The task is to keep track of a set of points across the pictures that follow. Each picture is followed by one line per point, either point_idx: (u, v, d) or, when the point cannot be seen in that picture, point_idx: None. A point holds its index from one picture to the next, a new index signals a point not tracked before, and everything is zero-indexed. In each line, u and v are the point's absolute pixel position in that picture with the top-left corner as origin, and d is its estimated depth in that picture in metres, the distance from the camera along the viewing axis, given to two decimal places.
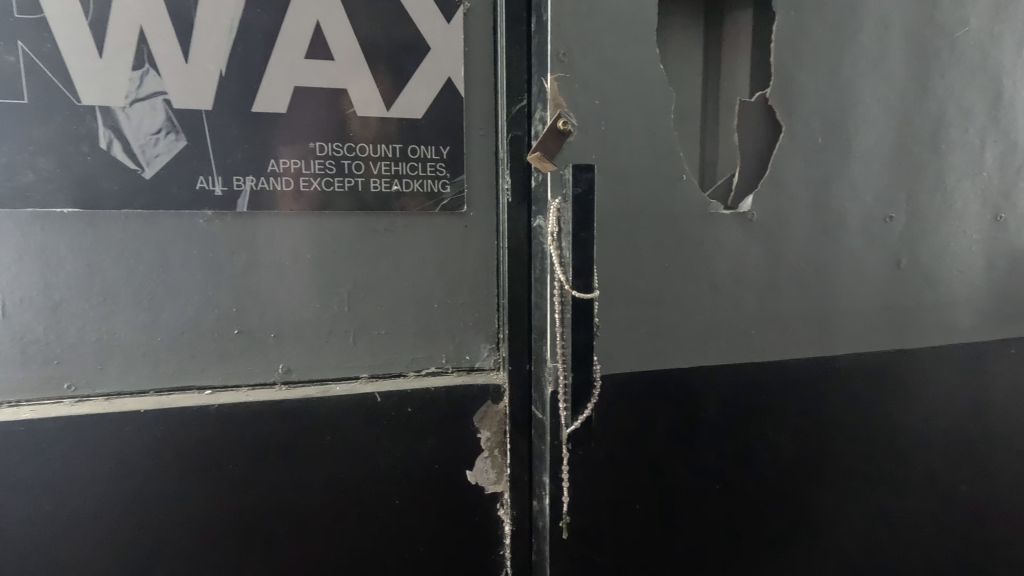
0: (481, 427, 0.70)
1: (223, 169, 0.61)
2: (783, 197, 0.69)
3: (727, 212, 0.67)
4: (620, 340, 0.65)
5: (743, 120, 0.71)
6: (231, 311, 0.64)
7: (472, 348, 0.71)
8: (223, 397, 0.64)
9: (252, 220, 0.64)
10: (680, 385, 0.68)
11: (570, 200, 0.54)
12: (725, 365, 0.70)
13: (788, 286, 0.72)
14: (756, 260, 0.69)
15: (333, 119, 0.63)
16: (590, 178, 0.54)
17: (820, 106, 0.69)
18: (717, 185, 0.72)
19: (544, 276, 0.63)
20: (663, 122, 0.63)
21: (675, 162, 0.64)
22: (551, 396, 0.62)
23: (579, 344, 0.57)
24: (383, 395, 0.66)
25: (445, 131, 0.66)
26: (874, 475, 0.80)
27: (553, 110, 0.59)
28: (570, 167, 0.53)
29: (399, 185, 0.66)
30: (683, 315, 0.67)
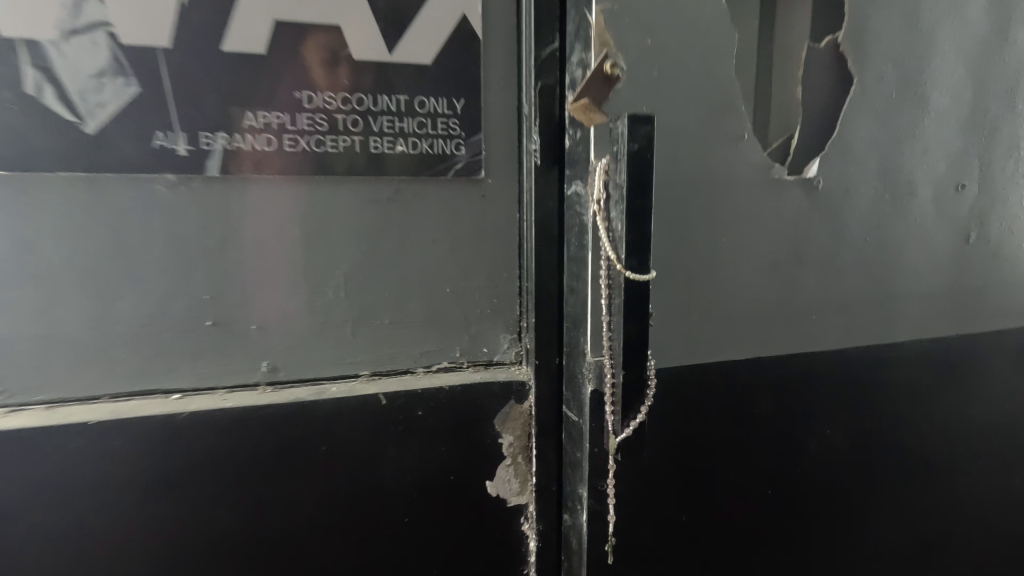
0: (504, 431, 0.60)
1: (188, 124, 0.50)
2: (852, 160, 0.59)
3: (791, 179, 0.57)
4: (668, 329, 0.55)
5: (806, 72, 0.60)
6: (202, 299, 0.53)
7: (491, 340, 0.61)
8: (195, 403, 0.52)
9: (227, 188, 0.52)
10: (734, 379, 0.59)
11: (626, 157, 0.44)
12: (782, 356, 0.61)
13: (853, 265, 0.62)
14: (821, 234, 0.60)
15: (324, 63, 0.52)
16: (649, 133, 0.44)
17: (896, 55, 0.59)
18: (777, 143, 0.60)
19: (582, 254, 0.53)
20: (722, 70, 0.53)
21: (736, 118, 0.54)
22: (592, 396, 0.53)
23: (631, 335, 0.47)
24: (388, 396, 0.56)
25: (458, 80, 0.55)
26: (931, 475, 0.72)
27: (597, 49, 0.48)
28: (626, 119, 0.43)
29: (404, 146, 0.55)
30: (738, 299, 0.58)
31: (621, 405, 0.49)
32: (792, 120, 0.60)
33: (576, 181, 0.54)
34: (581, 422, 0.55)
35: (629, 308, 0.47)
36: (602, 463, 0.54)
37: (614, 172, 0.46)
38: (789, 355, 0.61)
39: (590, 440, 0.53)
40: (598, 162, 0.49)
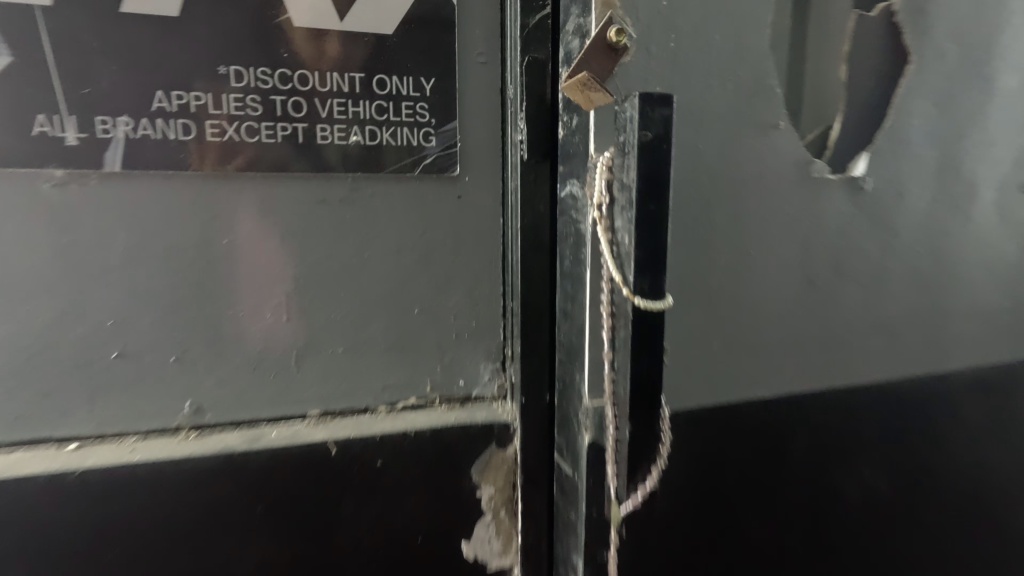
0: (482, 483, 0.49)
1: (79, 105, 0.39)
2: (897, 158, 0.50)
3: (835, 179, 0.48)
4: (682, 359, 0.46)
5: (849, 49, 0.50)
6: (107, 324, 0.42)
7: (469, 372, 0.50)
8: (95, 455, 0.42)
9: (133, 186, 0.41)
10: (761, 420, 0.49)
11: (636, 151, 0.34)
12: (819, 391, 0.51)
13: (904, 281, 0.52)
14: (866, 245, 0.50)
15: (255, 30, 0.41)
16: (668, 117, 0.34)
17: (955, 33, 0.50)
18: (814, 133, 0.48)
19: (579, 271, 0.43)
20: (753, 43, 0.44)
21: (770, 105, 0.45)
22: (591, 448, 0.43)
23: (642, 377, 0.37)
24: (338, 444, 0.46)
25: (427, 56, 0.45)
26: (992, 531, 0.61)
27: (600, 12, 0.39)
28: (637, 97, 0.33)
29: (359, 136, 0.45)
30: (767, 324, 0.48)
31: (626, 464, 0.38)
32: (836, 104, 0.49)
33: (572, 180, 0.44)
34: (577, 477, 0.45)
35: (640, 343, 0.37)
36: (600, 532, 0.43)
37: (620, 170, 0.36)
38: (828, 389, 0.51)
39: (586, 503, 0.43)
40: (597, 158, 0.40)
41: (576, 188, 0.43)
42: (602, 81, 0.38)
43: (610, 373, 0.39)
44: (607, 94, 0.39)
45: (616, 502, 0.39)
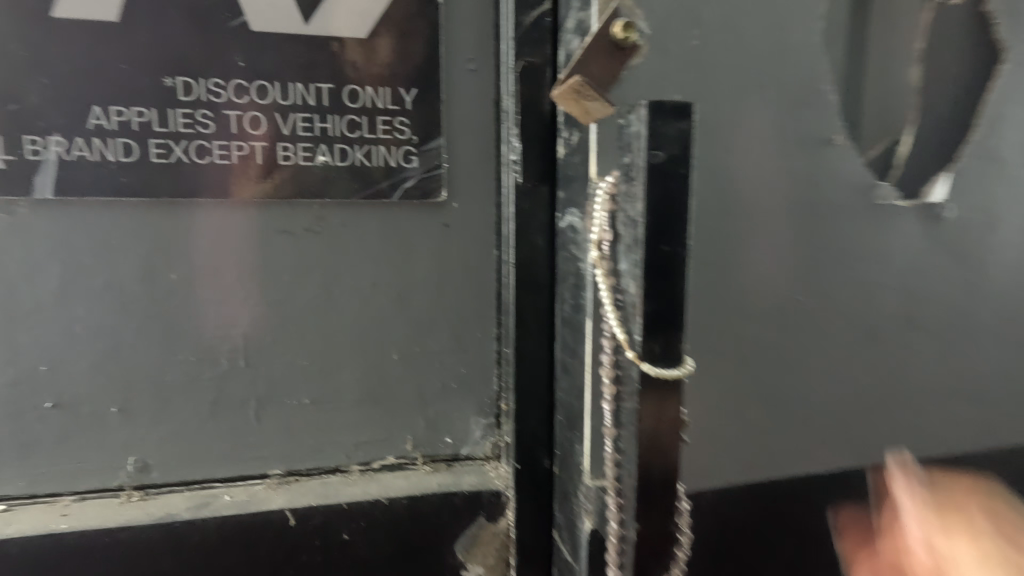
0: (469, 561, 0.42)
1: (5, 124, 0.34)
2: (976, 184, 0.45)
3: (903, 203, 0.43)
4: (726, 403, 0.41)
5: (905, 56, 0.44)
6: (39, 371, 0.37)
7: (457, 428, 0.43)
8: (22, 519, 0.37)
9: (70, 215, 0.36)
10: (800, 483, 0.43)
11: (644, 176, 0.27)
12: (871, 447, 0.45)
13: (975, 325, 0.46)
14: (929, 284, 0.45)
15: (206, 37, 0.36)
16: (687, 131, 0.27)
17: None
18: (876, 151, 0.43)
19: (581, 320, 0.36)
20: (802, 50, 0.39)
21: (825, 118, 0.40)
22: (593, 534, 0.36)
23: (654, 463, 0.30)
24: (297, 514, 0.39)
25: (407, 62, 0.39)
26: None
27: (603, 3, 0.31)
28: (643, 106, 0.26)
29: (327, 155, 0.38)
30: (823, 366, 0.43)
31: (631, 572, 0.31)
32: (899, 120, 0.44)
33: (572, 209, 0.38)
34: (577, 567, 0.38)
35: (647, 421, 0.29)
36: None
37: (625, 201, 0.29)
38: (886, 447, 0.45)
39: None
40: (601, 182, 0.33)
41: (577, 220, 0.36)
42: (601, 88, 0.31)
43: (613, 453, 0.32)
44: (605, 108, 0.31)
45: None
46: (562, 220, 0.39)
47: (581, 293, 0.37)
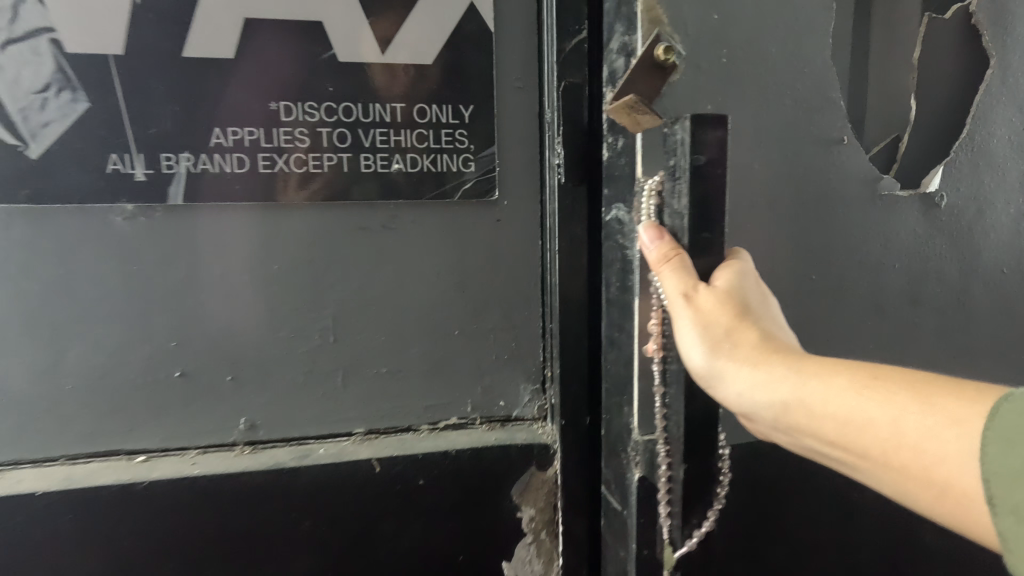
0: (523, 504, 0.50)
1: (146, 144, 0.42)
2: (965, 172, 0.51)
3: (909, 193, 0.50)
4: None
5: (898, 65, 0.50)
6: (169, 346, 0.45)
7: (509, 393, 0.51)
8: (160, 468, 0.45)
9: (193, 218, 0.44)
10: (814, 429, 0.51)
11: (685, 174, 0.34)
12: None
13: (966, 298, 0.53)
14: (922, 263, 0.51)
15: (300, 68, 0.43)
16: (721, 138, 0.34)
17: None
18: (880, 146, 0.50)
19: (626, 300, 0.43)
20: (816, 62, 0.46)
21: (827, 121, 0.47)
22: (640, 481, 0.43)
23: (696, 413, 0.37)
24: (382, 462, 0.47)
25: (467, 83, 0.46)
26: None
27: (647, 27, 0.38)
28: (687, 120, 0.33)
29: (400, 163, 0.46)
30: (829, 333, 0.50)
31: (679, 506, 0.38)
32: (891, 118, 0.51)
33: (618, 204, 0.44)
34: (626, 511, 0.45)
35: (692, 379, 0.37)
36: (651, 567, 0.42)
37: (669, 196, 0.36)
38: None
39: (636, 540, 0.42)
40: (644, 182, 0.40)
41: (622, 212, 0.43)
42: (648, 102, 0.38)
43: (660, 408, 0.39)
44: (654, 115, 0.38)
45: (670, 544, 0.39)
46: (607, 214, 0.45)
47: (629, 277, 0.43)
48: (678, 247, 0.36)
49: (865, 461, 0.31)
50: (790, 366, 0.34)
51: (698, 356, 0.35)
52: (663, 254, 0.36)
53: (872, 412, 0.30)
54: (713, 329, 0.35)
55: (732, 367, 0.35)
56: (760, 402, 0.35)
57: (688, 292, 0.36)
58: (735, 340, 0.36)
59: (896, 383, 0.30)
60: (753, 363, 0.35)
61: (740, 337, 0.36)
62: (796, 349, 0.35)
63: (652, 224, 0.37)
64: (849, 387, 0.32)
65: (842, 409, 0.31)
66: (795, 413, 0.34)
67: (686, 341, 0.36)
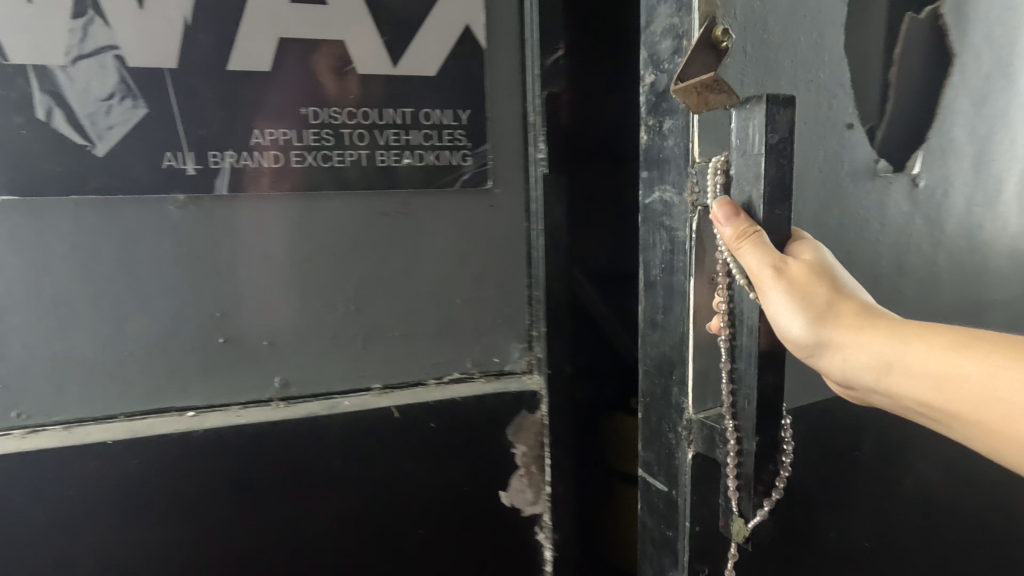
0: (516, 441, 0.60)
1: (196, 143, 0.50)
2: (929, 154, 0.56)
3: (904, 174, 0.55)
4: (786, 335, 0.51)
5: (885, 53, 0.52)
6: (215, 317, 0.53)
7: (502, 350, 0.61)
8: (210, 420, 0.53)
9: (234, 206, 0.52)
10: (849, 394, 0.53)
11: (763, 155, 0.35)
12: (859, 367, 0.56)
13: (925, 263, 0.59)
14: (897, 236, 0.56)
15: (325, 79, 0.52)
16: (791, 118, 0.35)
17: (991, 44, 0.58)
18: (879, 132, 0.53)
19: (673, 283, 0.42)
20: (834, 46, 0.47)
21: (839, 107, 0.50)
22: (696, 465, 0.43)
23: (766, 389, 0.38)
24: (399, 409, 0.56)
25: (464, 90, 0.55)
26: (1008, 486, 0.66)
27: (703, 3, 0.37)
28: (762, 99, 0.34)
29: (410, 159, 0.55)
30: None
31: (750, 479, 0.38)
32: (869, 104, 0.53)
33: (661, 185, 0.42)
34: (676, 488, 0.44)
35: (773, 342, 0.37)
36: (704, 544, 0.43)
37: (741, 174, 0.36)
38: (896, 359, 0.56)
39: (690, 519, 0.43)
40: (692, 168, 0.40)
41: (668, 197, 0.42)
42: (720, 82, 0.37)
43: (727, 384, 0.39)
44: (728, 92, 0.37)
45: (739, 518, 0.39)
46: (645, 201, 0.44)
47: (674, 258, 0.42)
48: (757, 226, 0.36)
49: (956, 418, 0.34)
50: (891, 334, 0.36)
51: (800, 329, 0.36)
52: (740, 230, 0.36)
53: (963, 369, 0.33)
54: (812, 303, 0.36)
55: (831, 333, 0.37)
56: (865, 372, 0.37)
57: (783, 271, 0.36)
58: (831, 310, 0.37)
59: (986, 344, 0.33)
60: (856, 331, 0.37)
61: (839, 311, 0.37)
62: (899, 320, 0.36)
63: (725, 201, 0.37)
64: (941, 348, 0.34)
65: (946, 371, 0.34)
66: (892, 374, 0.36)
67: (781, 315, 0.36)
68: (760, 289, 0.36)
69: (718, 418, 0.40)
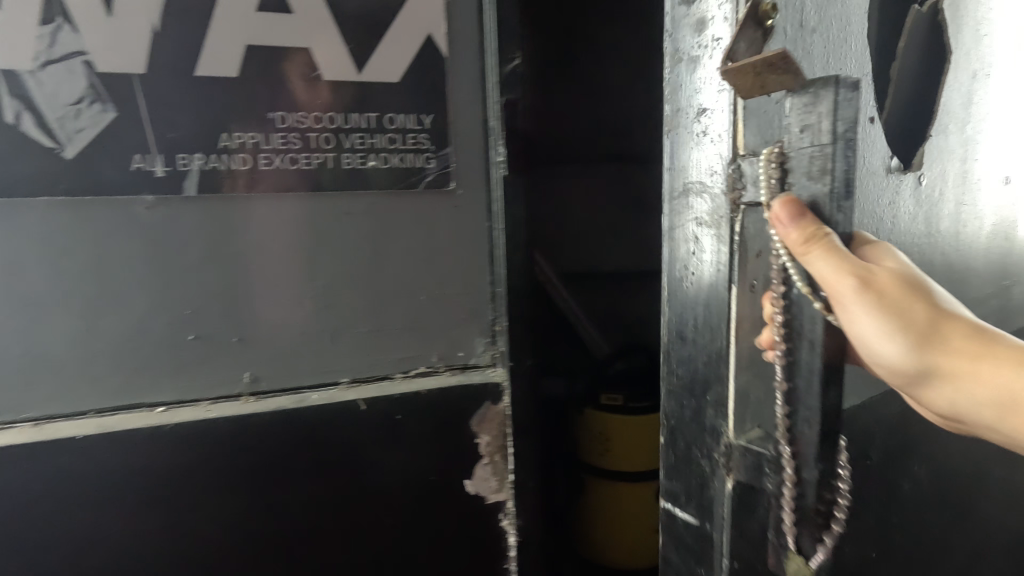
0: (480, 432, 0.62)
1: (165, 146, 0.51)
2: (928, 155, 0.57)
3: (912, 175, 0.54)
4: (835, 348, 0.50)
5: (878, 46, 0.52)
6: (185, 314, 0.55)
7: (467, 344, 0.63)
8: (181, 414, 0.55)
9: (202, 206, 0.54)
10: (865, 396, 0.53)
11: (830, 145, 0.33)
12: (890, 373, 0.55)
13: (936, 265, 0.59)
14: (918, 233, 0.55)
15: (291, 84, 0.54)
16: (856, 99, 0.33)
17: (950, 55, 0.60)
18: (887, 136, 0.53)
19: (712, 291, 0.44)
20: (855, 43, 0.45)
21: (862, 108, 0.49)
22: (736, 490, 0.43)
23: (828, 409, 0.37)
24: (366, 402, 0.59)
25: (427, 97, 0.57)
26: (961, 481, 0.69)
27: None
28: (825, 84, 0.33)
29: (375, 161, 0.57)
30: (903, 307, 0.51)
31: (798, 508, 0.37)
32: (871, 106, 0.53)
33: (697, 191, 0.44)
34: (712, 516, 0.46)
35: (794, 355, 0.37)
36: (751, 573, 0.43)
37: (800, 167, 0.35)
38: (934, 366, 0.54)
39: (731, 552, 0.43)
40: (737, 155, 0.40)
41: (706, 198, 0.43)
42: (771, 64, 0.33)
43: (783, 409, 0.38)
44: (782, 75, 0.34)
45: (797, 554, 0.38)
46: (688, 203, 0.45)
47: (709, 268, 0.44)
48: (824, 227, 0.35)
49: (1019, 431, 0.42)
50: (992, 356, 0.41)
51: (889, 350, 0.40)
52: (808, 232, 0.35)
53: None
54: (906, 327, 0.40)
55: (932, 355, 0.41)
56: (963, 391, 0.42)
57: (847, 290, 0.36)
58: (933, 330, 0.41)
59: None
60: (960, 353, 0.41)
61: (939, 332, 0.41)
62: (992, 340, 0.41)
63: (785, 199, 0.36)
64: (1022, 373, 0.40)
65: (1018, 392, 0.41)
66: (926, 369, 0.42)
67: (867, 332, 0.39)
68: (837, 297, 0.36)
69: (761, 442, 0.40)
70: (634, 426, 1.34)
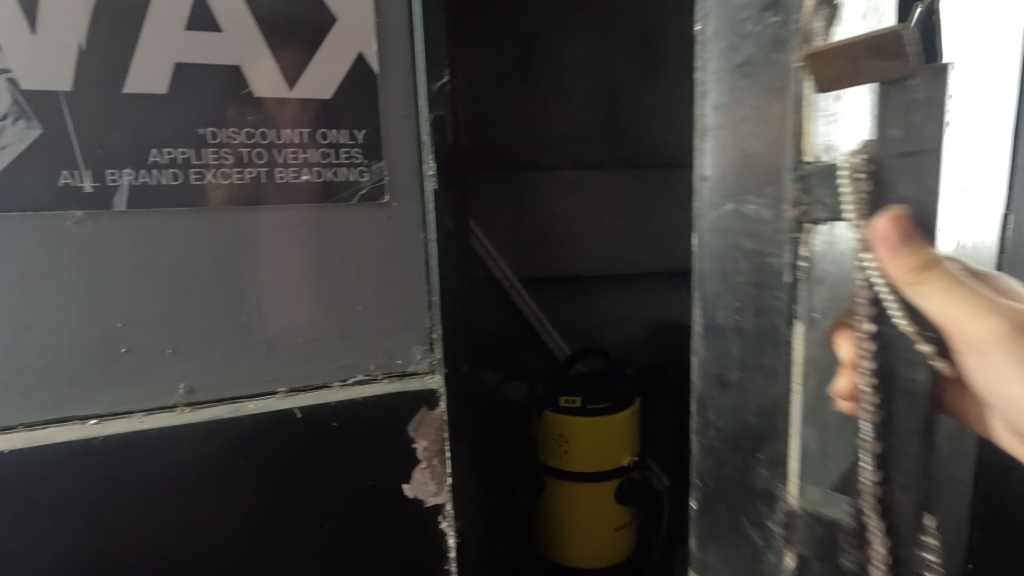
0: (416, 437, 0.65)
1: (93, 162, 0.52)
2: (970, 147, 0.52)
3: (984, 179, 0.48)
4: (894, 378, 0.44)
5: None
6: (117, 327, 0.56)
7: (405, 352, 0.65)
8: (115, 426, 0.56)
9: (133, 221, 0.55)
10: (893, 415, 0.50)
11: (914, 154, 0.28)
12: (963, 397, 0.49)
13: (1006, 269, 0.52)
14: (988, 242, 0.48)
15: (222, 101, 0.55)
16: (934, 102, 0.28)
17: None
18: None
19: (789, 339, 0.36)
20: None
21: None
22: None
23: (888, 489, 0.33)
24: (302, 410, 0.60)
25: (358, 112, 0.59)
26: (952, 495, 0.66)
27: None
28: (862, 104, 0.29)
29: (308, 175, 0.58)
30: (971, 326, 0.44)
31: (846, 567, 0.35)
32: None
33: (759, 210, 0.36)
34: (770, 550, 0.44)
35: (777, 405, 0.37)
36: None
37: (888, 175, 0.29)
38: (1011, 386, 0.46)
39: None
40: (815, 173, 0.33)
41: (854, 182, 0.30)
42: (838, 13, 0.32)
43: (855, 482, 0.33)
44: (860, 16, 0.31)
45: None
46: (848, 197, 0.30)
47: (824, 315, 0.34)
48: (936, 251, 0.31)
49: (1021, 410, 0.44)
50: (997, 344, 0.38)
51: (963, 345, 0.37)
52: (914, 260, 0.30)
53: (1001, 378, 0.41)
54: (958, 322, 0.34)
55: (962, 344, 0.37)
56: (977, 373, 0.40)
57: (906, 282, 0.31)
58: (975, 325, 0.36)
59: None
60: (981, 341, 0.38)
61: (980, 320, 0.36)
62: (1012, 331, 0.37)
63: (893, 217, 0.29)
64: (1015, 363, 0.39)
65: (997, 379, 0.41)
66: (1003, 369, 0.40)
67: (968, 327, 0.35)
68: (949, 328, 0.34)
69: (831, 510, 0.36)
70: (590, 427, 1.37)
